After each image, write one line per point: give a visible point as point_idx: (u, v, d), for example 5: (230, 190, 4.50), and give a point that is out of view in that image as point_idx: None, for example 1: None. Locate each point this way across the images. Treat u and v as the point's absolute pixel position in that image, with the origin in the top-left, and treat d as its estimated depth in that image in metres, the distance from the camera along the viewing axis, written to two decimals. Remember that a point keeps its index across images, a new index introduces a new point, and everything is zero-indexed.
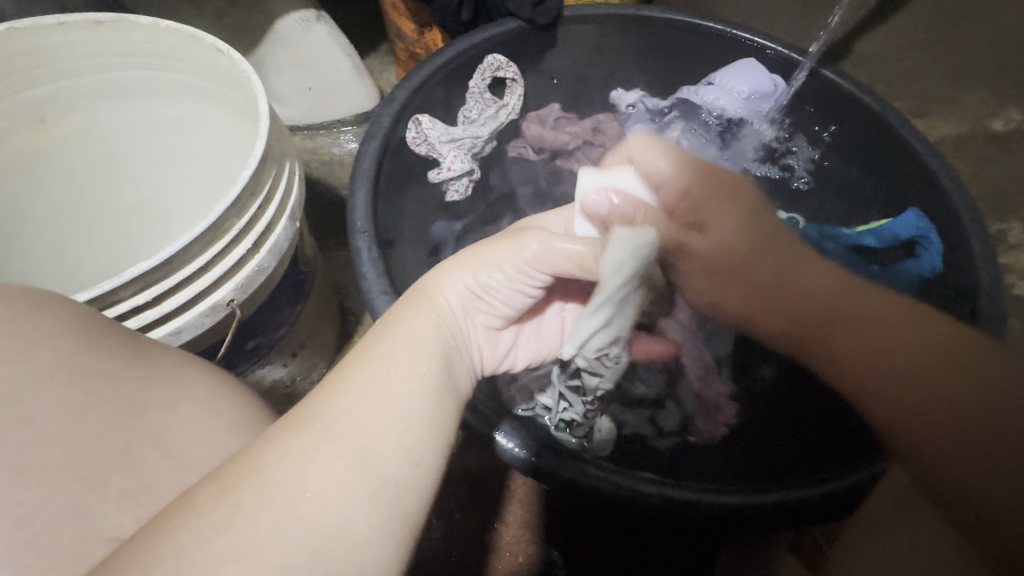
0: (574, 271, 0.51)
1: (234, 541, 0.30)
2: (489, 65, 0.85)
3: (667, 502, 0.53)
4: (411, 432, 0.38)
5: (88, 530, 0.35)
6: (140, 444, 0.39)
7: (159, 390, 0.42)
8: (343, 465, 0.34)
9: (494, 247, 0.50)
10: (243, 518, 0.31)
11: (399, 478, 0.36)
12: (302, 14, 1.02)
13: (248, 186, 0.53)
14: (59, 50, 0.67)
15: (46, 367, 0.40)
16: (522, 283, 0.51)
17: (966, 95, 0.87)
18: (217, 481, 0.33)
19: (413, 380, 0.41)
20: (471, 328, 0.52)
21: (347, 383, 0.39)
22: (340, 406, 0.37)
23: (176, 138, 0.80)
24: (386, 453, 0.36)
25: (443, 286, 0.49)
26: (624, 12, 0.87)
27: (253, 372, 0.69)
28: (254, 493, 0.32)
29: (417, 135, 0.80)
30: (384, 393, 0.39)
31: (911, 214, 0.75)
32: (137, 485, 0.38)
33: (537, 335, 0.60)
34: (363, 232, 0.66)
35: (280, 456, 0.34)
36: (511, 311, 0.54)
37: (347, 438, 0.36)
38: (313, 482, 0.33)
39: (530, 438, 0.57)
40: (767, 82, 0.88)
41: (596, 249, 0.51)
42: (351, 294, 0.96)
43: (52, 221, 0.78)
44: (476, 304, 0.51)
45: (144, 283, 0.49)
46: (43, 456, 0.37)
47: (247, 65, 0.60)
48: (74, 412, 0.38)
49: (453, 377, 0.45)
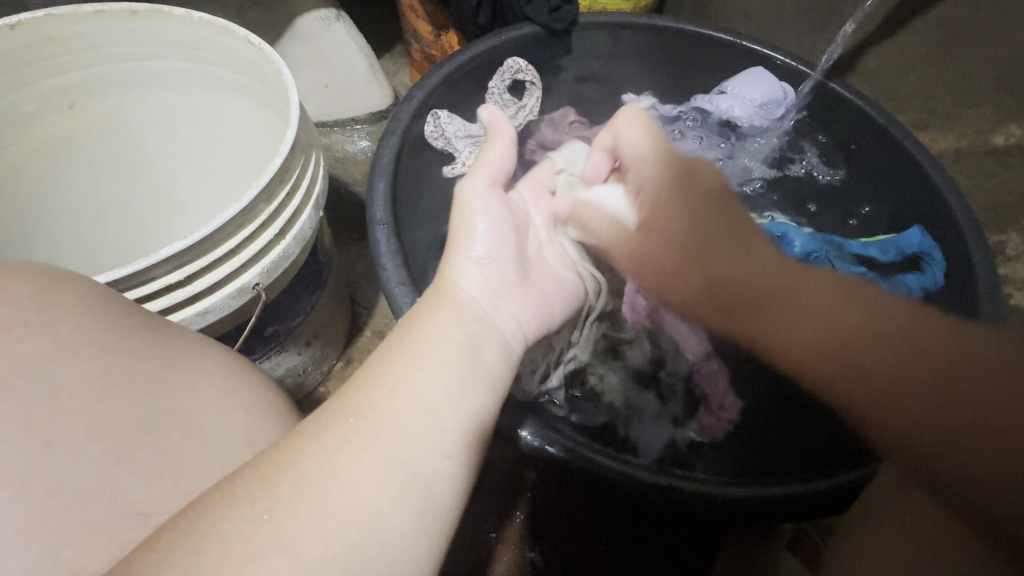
0: (497, 176, 0.57)
1: (270, 534, 0.30)
2: (510, 68, 0.88)
3: (678, 493, 0.54)
4: (436, 422, 0.38)
5: (119, 502, 0.35)
6: (167, 421, 0.39)
7: (171, 369, 0.42)
8: (364, 457, 0.34)
9: (457, 219, 0.54)
10: (278, 512, 0.31)
11: (428, 470, 0.36)
12: (323, 13, 1.03)
13: (279, 173, 0.55)
14: (91, 37, 0.69)
15: (76, 341, 0.40)
16: (495, 230, 0.54)
17: (968, 109, 0.88)
18: (255, 474, 0.33)
19: (435, 367, 0.41)
20: (499, 300, 0.51)
21: (373, 379, 0.39)
22: (368, 400, 0.38)
23: (200, 130, 0.82)
24: (411, 445, 0.36)
25: (455, 284, 0.50)
26: (635, 20, 0.90)
27: (268, 360, 0.71)
28: (289, 488, 0.32)
29: (434, 128, 0.82)
30: (408, 384, 0.39)
31: (915, 228, 0.78)
32: (165, 459, 0.37)
33: (559, 289, 0.62)
34: (382, 224, 0.68)
35: (313, 450, 0.34)
36: (517, 265, 0.54)
37: (376, 430, 0.36)
38: (341, 474, 0.33)
39: (548, 430, 0.58)
40: (778, 89, 0.90)
41: (506, 158, 0.58)
42: (363, 288, 0.98)
43: (76, 207, 0.79)
44: (488, 276, 0.51)
45: (175, 262, 0.51)
46: (71, 430, 0.36)
47: (277, 56, 0.61)
48: (92, 388, 0.39)
49: (482, 366, 0.44)
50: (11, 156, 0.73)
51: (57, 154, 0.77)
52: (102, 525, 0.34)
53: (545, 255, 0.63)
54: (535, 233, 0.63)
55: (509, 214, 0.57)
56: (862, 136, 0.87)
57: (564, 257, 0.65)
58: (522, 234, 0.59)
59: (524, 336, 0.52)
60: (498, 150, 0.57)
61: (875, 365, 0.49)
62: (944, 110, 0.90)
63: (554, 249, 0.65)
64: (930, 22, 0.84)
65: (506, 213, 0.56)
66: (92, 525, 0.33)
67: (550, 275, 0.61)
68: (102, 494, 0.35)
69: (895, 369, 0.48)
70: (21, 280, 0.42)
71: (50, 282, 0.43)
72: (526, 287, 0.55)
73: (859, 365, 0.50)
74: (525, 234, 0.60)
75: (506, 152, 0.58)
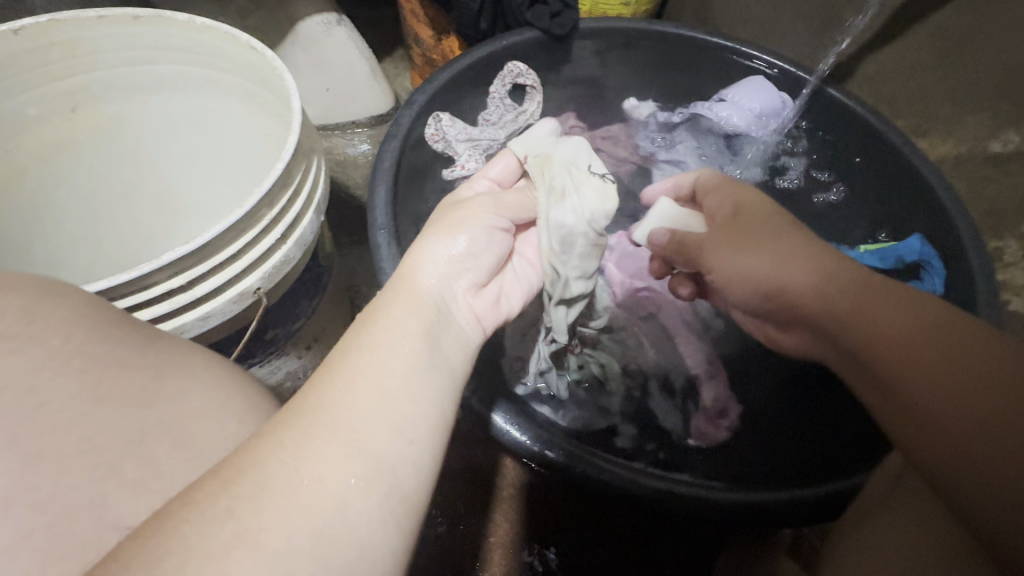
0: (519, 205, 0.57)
1: (235, 531, 0.30)
2: (510, 71, 0.88)
3: (671, 495, 0.55)
4: (399, 410, 0.38)
5: (107, 516, 0.34)
6: (158, 432, 0.39)
7: (163, 378, 0.41)
8: (325, 449, 0.34)
9: (456, 217, 0.52)
10: (242, 511, 0.31)
11: (392, 456, 0.36)
12: (324, 18, 1.04)
13: (281, 178, 0.55)
14: (95, 42, 0.69)
15: (63, 353, 0.40)
16: (471, 227, 0.51)
17: (968, 116, 0.87)
18: (217, 474, 0.33)
19: (395, 357, 0.41)
20: (457, 294, 0.50)
21: (333, 373, 0.39)
22: (327, 396, 0.37)
23: (202, 134, 0.82)
24: (373, 433, 0.36)
25: (419, 271, 0.49)
26: (636, 25, 0.92)
27: (267, 364, 0.71)
28: (252, 485, 0.32)
29: (435, 131, 0.82)
30: (366, 376, 0.39)
31: (916, 237, 0.77)
32: (154, 472, 0.37)
33: (519, 283, 0.60)
34: (382, 229, 0.68)
35: (273, 450, 0.34)
36: (494, 261, 0.53)
37: (336, 423, 0.36)
38: (303, 468, 0.33)
39: (534, 427, 0.59)
40: (777, 99, 0.90)
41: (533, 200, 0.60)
42: (362, 291, 0.98)
43: (77, 210, 0.80)
44: (454, 271, 0.50)
45: (177, 267, 0.51)
46: (61, 443, 0.36)
47: (280, 63, 0.61)
48: (85, 397, 0.38)
49: (442, 355, 0.44)
50: (12, 160, 0.73)
51: (59, 159, 0.77)
52: (90, 539, 0.33)
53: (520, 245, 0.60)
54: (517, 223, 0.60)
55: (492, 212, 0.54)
56: (861, 142, 0.87)
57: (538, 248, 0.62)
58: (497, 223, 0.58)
59: (482, 328, 0.52)
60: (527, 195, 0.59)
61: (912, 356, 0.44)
62: (944, 117, 0.91)
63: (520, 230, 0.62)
64: (928, 30, 0.86)
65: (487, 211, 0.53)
66: (81, 539, 0.33)
67: (514, 267, 0.59)
68: (91, 507, 0.34)
69: (937, 360, 0.43)
70: (11, 289, 0.41)
71: (44, 289, 0.43)
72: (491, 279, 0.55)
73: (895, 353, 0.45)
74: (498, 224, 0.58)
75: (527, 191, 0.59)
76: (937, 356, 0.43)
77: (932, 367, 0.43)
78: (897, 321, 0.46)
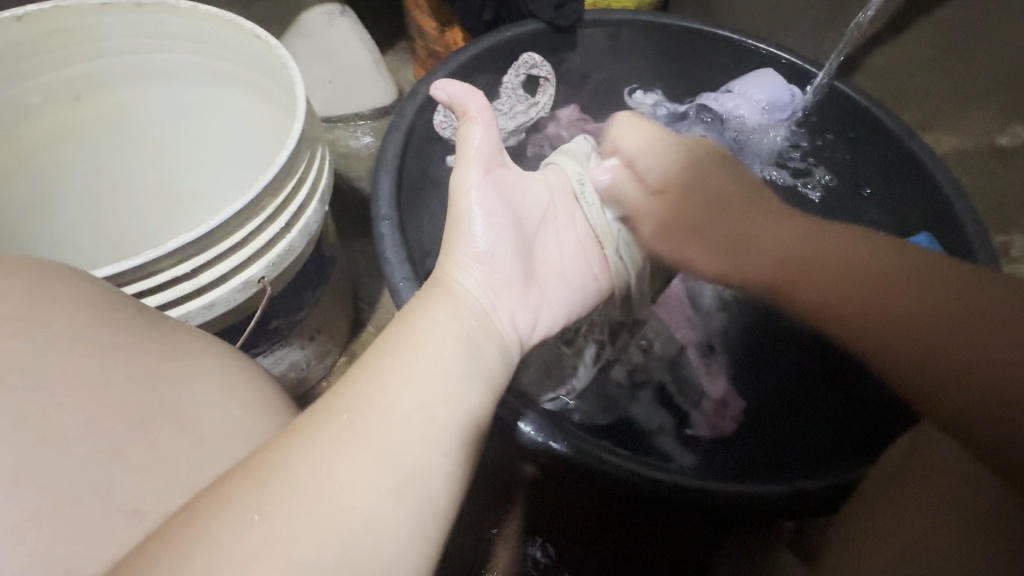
0: (491, 154, 0.55)
1: (264, 536, 0.30)
2: (525, 62, 0.89)
3: (683, 489, 0.54)
4: (434, 419, 0.38)
5: (113, 501, 0.34)
6: (160, 418, 0.38)
7: (166, 363, 0.41)
8: (359, 453, 0.34)
9: (454, 232, 0.53)
10: (270, 512, 0.31)
11: (427, 468, 0.35)
12: (328, 9, 1.06)
13: (284, 167, 0.55)
14: (97, 29, 0.69)
15: (65, 338, 0.39)
16: (492, 222, 0.53)
17: (974, 112, 0.91)
18: (239, 474, 0.33)
19: (433, 361, 0.41)
20: (496, 300, 0.51)
21: (366, 374, 0.39)
22: (358, 396, 0.37)
23: (204, 124, 0.82)
24: (408, 442, 0.36)
25: (453, 278, 0.50)
26: (640, 17, 0.89)
27: (271, 354, 0.71)
28: (281, 486, 0.32)
29: (444, 118, 0.82)
30: (401, 380, 0.38)
31: (924, 235, 0.75)
32: (158, 457, 0.37)
33: (566, 290, 0.60)
34: (387, 219, 0.68)
35: (302, 451, 0.34)
36: (518, 263, 0.54)
37: (370, 428, 0.35)
38: (334, 475, 0.33)
39: (553, 424, 0.58)
40: (786, 92, 0.90)
41: (481, 121, 0.54)
42: (365, 283, 0.98)
43: (81, 198, 0.80)
44: (487, 274, 0.51)
45: (186, 254, 0.51)
46: (69, 426, 0.36)
47: (283, 50, 0.61)
48: (85, 382, 0.38)
49: (480, 356, 0.44)
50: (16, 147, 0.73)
51: (61, 147, 0.77)
52: (94, 521, 0.33)
53: (557, 249, 0.61)
54: (550, 226, 0.62)
55: (506, 204, 0.55)
56: (864, 136, 0.87)
57: (580, 251, 0.63)
58: (528, 225, 0.58)
59: (519, 337, 0.52)
60: (478, 131, 0.54)
61: (881, 340, 0.51)
62: (947, 112, 0.91)
63: (568, 231, 0.63)
64: None
65: (503, 203, 0.55)
66: (82, 522, 0.33)
67: (559, 272, 0.60)
68: (96, 490, 0.34)
69: (921, 333, 0.49)
70: (15, 270, 0.41)
71: (47, 272, 0.43)
72: (529, 286, 0.55)
73: (926, 361, 0.48)
74: (532, 226, 0.59)
75: (487, 130, 0.54)
76: (932, 331, 0.49)
77: (949, 372, 0.47)
78: (859, 285, 0.54)
